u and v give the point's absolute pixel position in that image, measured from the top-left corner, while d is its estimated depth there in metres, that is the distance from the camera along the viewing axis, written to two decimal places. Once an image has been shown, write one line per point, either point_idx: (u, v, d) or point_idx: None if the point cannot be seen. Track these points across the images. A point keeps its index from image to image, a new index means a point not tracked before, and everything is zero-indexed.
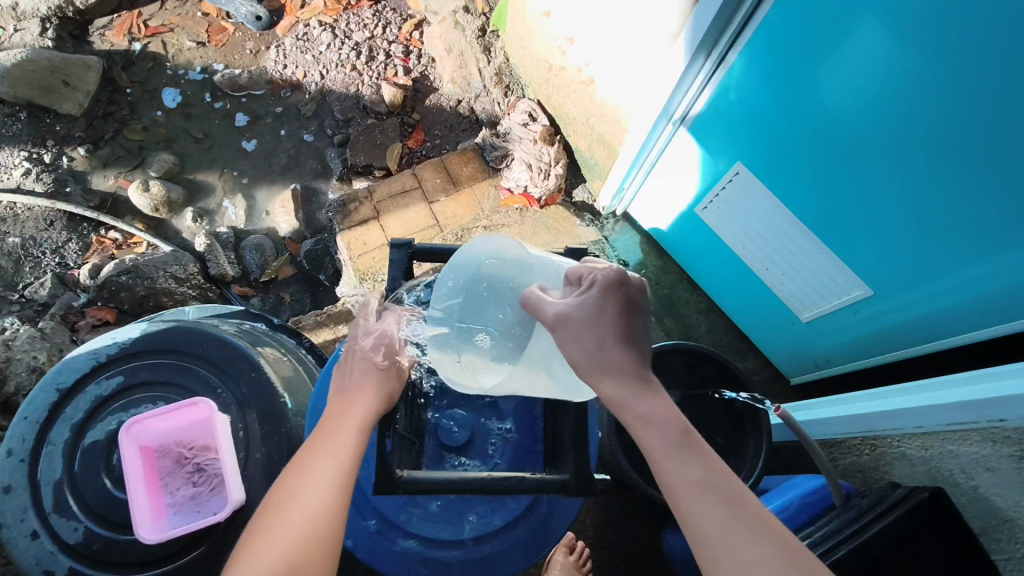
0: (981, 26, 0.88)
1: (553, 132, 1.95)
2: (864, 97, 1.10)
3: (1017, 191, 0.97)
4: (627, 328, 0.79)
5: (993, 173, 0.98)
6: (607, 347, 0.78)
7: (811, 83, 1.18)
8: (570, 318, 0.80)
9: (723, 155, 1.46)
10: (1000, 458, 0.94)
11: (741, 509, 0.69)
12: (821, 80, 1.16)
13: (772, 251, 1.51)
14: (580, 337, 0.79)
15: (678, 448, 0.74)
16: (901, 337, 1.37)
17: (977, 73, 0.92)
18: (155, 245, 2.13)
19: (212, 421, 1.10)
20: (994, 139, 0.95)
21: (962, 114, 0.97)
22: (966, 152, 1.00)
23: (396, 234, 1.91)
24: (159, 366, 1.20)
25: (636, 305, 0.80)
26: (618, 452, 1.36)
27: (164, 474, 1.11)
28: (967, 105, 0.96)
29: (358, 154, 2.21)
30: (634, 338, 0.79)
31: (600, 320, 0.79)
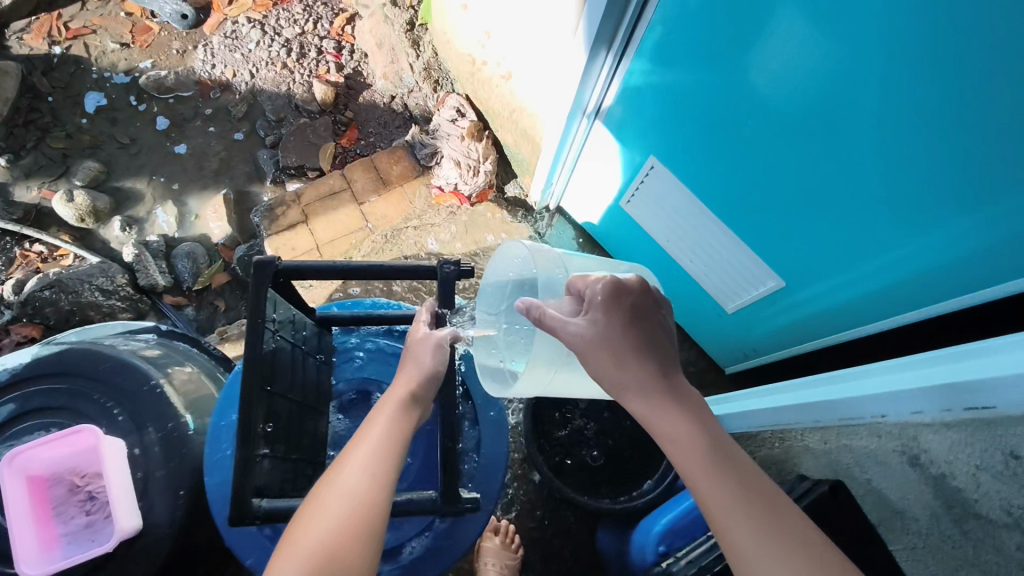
0: (884, 19, 0.85)
1: (481, 128, 1.91)
2: (769, 85, 1.08)
3: (921, 187, 0.97)
4: (640, 336, 0.84)
5: (898, 159, 0.97)
6: (627, 360, 0.83)
7: (718, 74, 1.16)
8: (588, 340, 0.83)
9: (638, 148, 1.44)
10: (887, 453, 0.92)
11: (777, 529, 0.74)
12: (727, 71, 1.14)
13: (693, 243, 1.50)
14: (602, 354, 0.83)
15: (712, 467, 0.79)
16: (818, 325, 1.39)
17: (875, 55, 0.89)
18: (82, 257, 2.08)
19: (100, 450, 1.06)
20: (900, 135, 0.94)
21: (870, 107, 0.95)
22: (874, 147, 0.99)
23: (325, 238, 1.87)
24: (52, 391, 1.15)
25: (639, 311, 0.85)
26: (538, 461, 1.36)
27: (58, 502, 1.08)
28: (874, 99, 0.94)
29: (289, 155, 2.16)
30: (653, 345, 0.86)
31: (612, 329, 0.84)
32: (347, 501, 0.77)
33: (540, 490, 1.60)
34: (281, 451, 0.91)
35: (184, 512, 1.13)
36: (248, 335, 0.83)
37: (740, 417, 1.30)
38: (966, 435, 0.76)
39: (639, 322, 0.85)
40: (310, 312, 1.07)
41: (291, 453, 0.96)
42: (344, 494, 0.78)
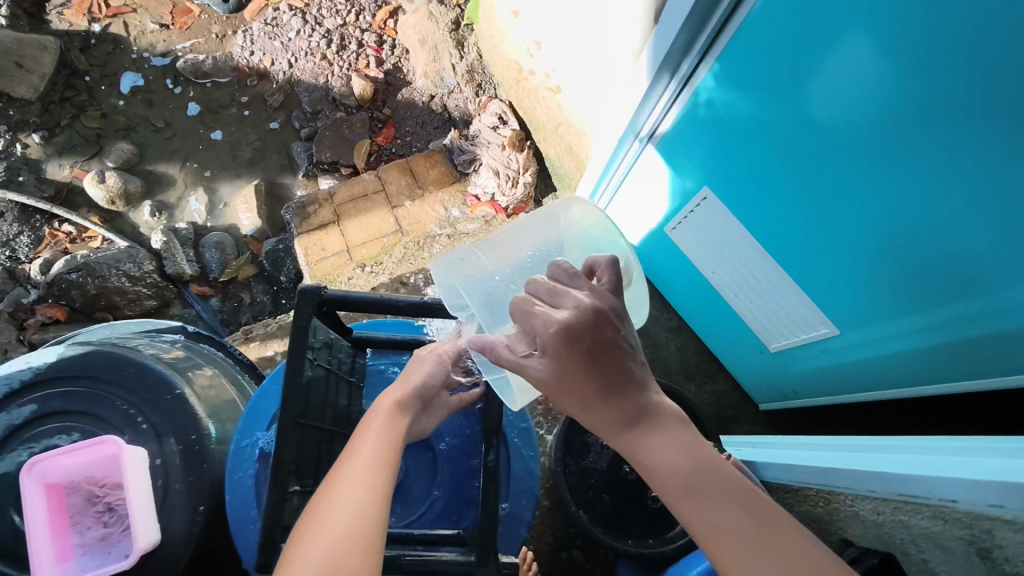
0: (975, 67, 0.78)
1: (523, 137, 1.85)
2: (839, 127, 1.00)
3: (1001, 248, 0.89)
4: (603, 374, 0.77)
5: (976, 217, 0.89)
6: (591, 404, 0.78)
7: (780, 109, 1.08)
8: (544, 384, 0.79)
9: (690, 176, 1.38)
10: (951, 538, 0.86)
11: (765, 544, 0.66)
12: (791, 107, 1.06)
13: (741, 279, 1.43)
14: (565, 398, 0.79)
15: (685, 489, 0.72)
16: (871, 373, 1.32)
17: (961, 107, 0.82)
18: (110, 240, 2.06)
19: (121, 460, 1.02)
20: (979, 190, 0.86)
21: (949, 158, 0.87)
22: (949, 200, 0.91)
23: (356, 240, 1.83)
24: (73, 393, 1.12)
25: (599, 346, 0.78)
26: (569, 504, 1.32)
27: (76, 513, 1.05)
28: (952, 150, 0.86)
29: (324, 150, 2.12)
30: (627, 371, 0.79)
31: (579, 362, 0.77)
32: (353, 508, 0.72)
33: (561, 518, 1.56)
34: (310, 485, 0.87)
35: (203, 527, 1.10)
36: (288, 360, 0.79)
37: (783, 468, 1.24)
38: None
39: (602, 356, 0.78)
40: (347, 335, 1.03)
41: (312, 483, 0.92)
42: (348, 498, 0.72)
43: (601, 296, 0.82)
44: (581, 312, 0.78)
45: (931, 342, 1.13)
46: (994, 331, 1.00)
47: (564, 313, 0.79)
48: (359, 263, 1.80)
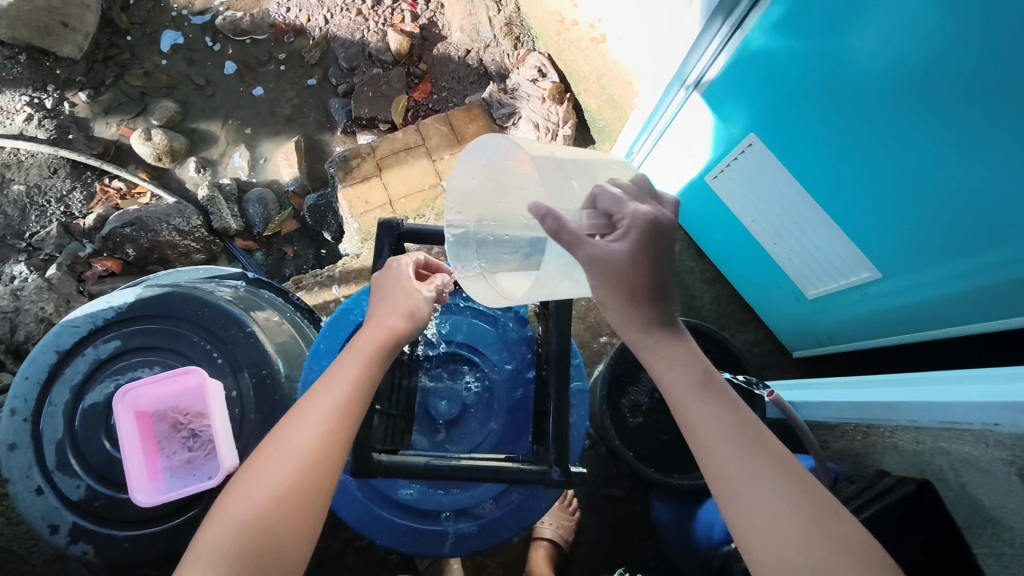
0: None
1: (563, 89, 1.86)
2: (888, 72, 1.02)
3: None
4: (657, 273, 0.84)
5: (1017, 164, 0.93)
6: (640, 300, 0.85)
7: (830, 55, 1.10)
8: (608, 261, 0.81)
9: (736, 123, 1.39)
10: (993, 461, 0.91)
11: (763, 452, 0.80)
12: (840, 52, 1.08)
13: (782, 227, 1.46)
14: (614, 277, 0.82)
15: (698, 389, 0.84)
16: (908, 317, 1.36)
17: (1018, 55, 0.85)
18: (159, 196, 2.13)
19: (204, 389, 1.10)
20: None
21: (1007, 99, 0.89)
22: (1002, 142, 0.93)
23: (399, 193, 1.88)
24: (154, 331, 1.20)
25: (664, 248, 0.84)
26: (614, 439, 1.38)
27: (161, 439, 1.12)
28: (1011, 91, 0.88)
29: (362, 106, 2.16)
30: (650, 284, 0.85)
31: (613, 273, 0.82)
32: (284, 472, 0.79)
33: (602, 458, 1.64)
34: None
35: None
36: None
37: (821, 406, 1.29)
38: None
39: (662, 250, 0.84)
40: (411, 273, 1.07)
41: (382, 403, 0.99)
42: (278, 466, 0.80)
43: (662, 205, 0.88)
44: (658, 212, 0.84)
45: (971, 283, 1.17)
46: None
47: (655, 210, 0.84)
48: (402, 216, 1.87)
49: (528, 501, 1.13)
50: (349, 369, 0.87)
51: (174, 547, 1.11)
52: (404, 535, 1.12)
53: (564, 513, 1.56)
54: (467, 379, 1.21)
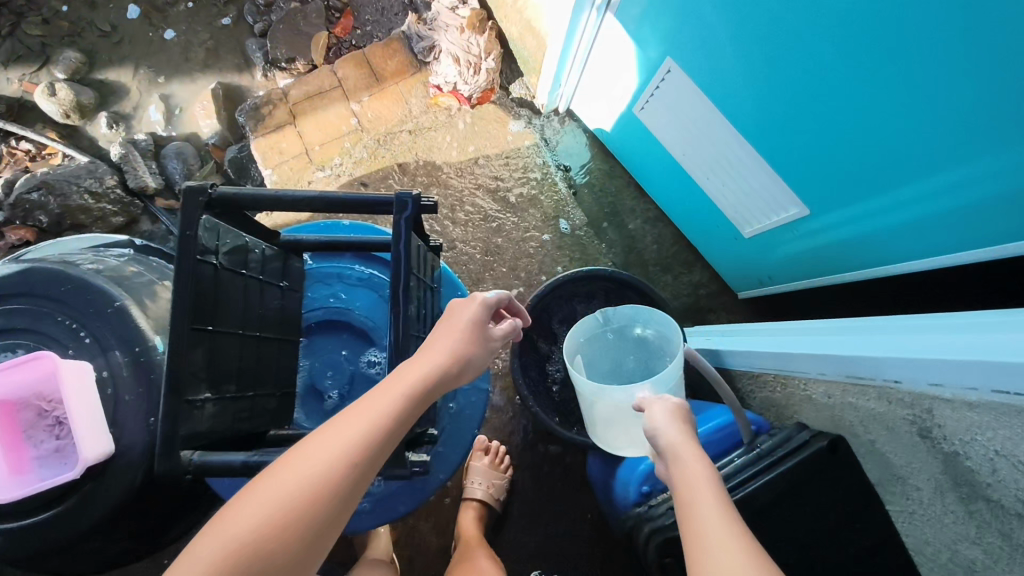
0: None
1: (484, 17, 1.69)
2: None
3: (987, 104, 0.78)
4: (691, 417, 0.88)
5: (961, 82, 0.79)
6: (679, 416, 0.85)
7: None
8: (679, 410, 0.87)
9: (655, 46, 1.24)
10: (896, 419, 0.83)
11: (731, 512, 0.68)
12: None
13: (711, 161, 1.34)
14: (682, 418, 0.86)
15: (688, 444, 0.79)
16: (845, 255, 1.25)
17: None
18: (70, 156, 1.99)
19: (60, 377, 1.01)
20: (970, 35, 0.74)
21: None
22: (933, 52, 0.79)
23: (314, 141, 1.75)
24: (15, 311, 1.11)
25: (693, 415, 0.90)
26: (528, 399, 1.30)
27: (31, 428, 1.06)
28: None
29: (279, 46, 2.00)
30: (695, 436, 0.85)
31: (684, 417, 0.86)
32: (337, 461, 0.63)
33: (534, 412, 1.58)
34: (235, 392, 0.85)
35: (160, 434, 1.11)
36: (175, 263, 0.73)
37: (743, 356, 1.19)
38: (988, 417, 0.66)
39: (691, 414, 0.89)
40: (268, 238, 0.97)
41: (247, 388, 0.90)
42: (333, 454, 0.63)
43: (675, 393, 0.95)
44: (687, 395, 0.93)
45: (908, 220, 1.04)
46: (975, 202, 0.91)
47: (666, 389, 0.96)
48: (320, 167, 1.74)
49: None
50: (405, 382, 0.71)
51: (52, 538, 1.06)
52: None
53: (494, 472, 1.51)
54: (370, 355, 1.14)
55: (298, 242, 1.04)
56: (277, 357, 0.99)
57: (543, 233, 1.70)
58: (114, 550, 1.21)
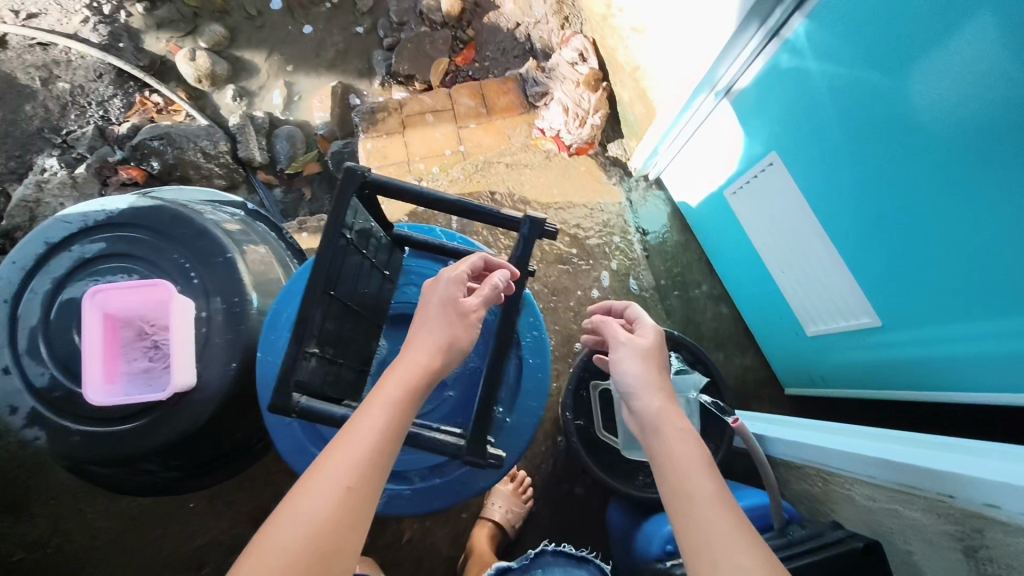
0: None
1: (599, 77, 1.80)
2: (934, 123, 0.92)
3: None
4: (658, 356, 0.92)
5: None
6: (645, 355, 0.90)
7: (879, 88, 0.99)
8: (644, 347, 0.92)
9: (761, 139, 1.32)
10: (940, 534, 0.85)
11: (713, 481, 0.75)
12: (887, 90, 0.98)
13: (791, 255, 1.40)
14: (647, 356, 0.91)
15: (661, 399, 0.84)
16: (905, 372, 1.28)
17: None
18: (192, 117, 2.17)
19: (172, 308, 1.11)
20: None
21: None
22: None
23: (418, 153, 1.87)
24: (137, 240, 1.22)
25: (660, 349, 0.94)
26: (571, 436, 1.35)
27: (125, 345, 1.15)
28: None
29: (403, 62, 2.15)
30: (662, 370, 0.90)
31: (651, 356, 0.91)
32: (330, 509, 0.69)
33: (564, 452, 1.63)
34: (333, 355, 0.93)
35: (234, 381, 1.20)
36: (324, 232, 0.83)
37: (789, 444, 1.23)
38: None
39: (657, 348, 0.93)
40: (385, 227, 1.06)
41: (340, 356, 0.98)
42: (326, 500, 0.69)
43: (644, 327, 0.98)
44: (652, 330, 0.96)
45: (979, 352, 1.08)
46: None
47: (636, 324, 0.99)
48: (417, 177, 1.86)
49: (465, 479, 1.12)
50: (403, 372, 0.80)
51: (119, 451, 1.15)
52: None
53: (516, 498, 1.55)
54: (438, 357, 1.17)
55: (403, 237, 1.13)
56: (364, 338, 1.07)
57: (610, 286, 1.77)
58: (161, 478, 1.28)
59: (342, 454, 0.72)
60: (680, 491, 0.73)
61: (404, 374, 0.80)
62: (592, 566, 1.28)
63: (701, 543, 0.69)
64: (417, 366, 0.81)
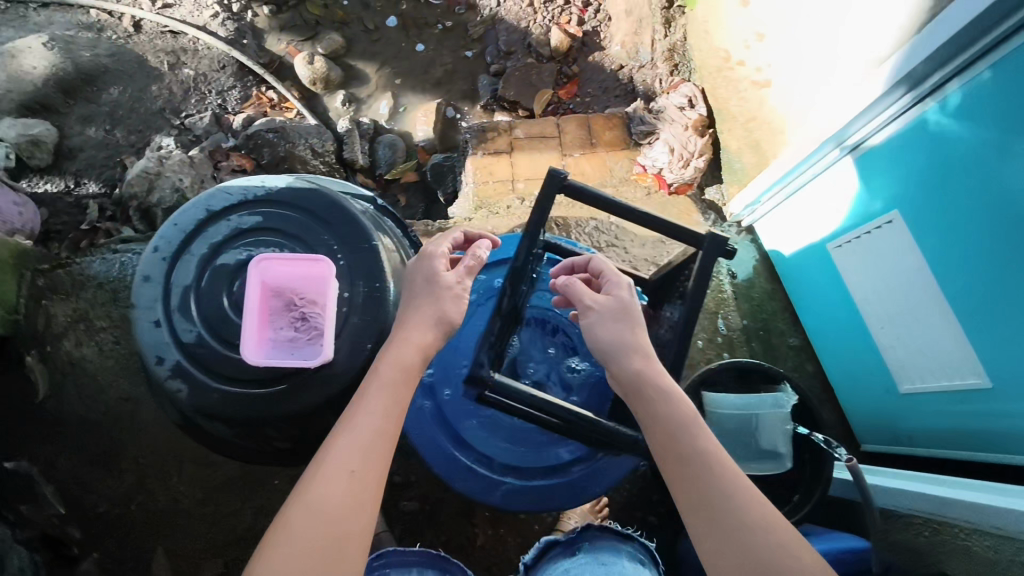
0: None
1: (707, 124, 1.90)
2: None
3: None
4: (621, 319, 1.09)
5: None
6: (620, 320, 1.08)
7: (988, 161, 1.10)
8: (608, 309, 1.10)
9: (880, 198, 1.37)
10: None
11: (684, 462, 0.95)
12: (1012, 162, 1.05)
13: (896, 312, 1.44)
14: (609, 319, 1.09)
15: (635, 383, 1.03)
16: (1000, 442, 1.29)
17: None
18: (303, 115, 2.27)
19: (330, 283, 1.19)
20: None
21: None
22: None
23: (523, 174, 1.96)
24: (291, 218, 1.29)
25: (629, 309, 1.09)
26: None
27: (271, 313, 1.21)
28: None
29: (509, 88, 2.26)
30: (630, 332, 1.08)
31: (619, 314, 1.09)
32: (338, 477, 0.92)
33: (642, 478, 1.65)
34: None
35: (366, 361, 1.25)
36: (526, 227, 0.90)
37: (905, 494, 1.27)
38: None
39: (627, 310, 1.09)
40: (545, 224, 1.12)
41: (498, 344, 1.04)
42: (333, 481, 0.91)
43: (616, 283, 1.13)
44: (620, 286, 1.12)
45: None
46: None
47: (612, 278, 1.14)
48: (520, 197, 1.93)
49: (583, 481, 1.18)
50: (394, 361, 1.05)
51: (253, 413, 1.20)
52: (460, 472, 1.19)
53: (593, 516, 1.58)
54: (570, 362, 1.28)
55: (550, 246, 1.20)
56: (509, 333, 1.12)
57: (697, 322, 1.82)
58: (274, 447, 1.33)
59: (348, 437, 0.96)
60: (673, 453, 0.96)
61: (393, 359, 1.05)
62: (639, 547, 1.31)
63: (697, 483, 0.93)
64: (412, 348, 1.07)
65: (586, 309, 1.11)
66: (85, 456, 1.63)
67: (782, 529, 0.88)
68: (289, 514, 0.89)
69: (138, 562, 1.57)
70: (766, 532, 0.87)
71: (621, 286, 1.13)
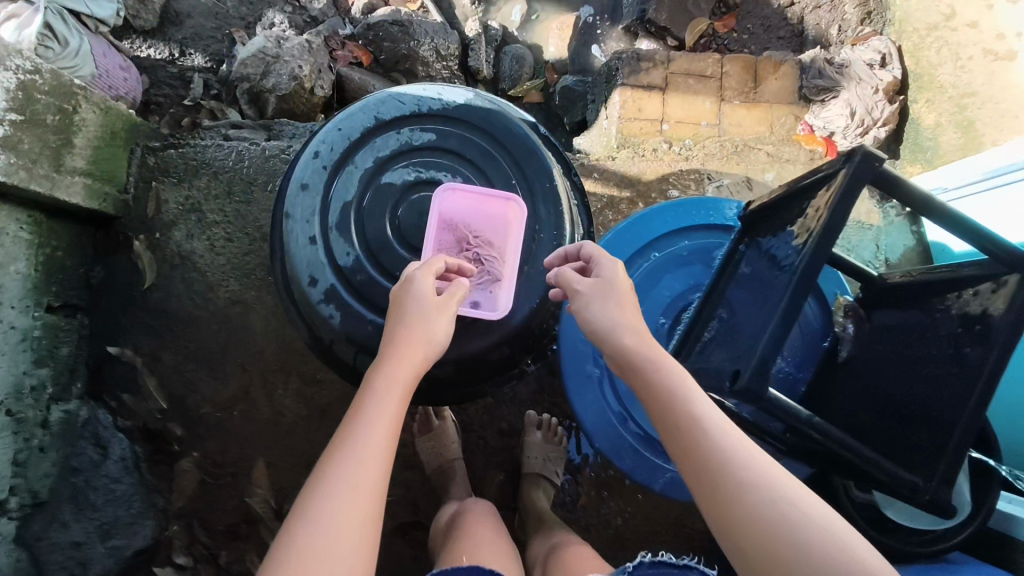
0: None
1: (898, 89, 1.68)
2: None
3: None
4: (617, 292, 0.96)
5: None
6: (614, 295, 0.95)
7: None
8: (602, 287, 0.96)
9: None
10: None
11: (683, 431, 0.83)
12: None
13: None
14: (608, 299, 0.95)
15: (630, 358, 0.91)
16: None
17: None
18: (427, 10, 2.04)
19: (517, 228, 1.10)
20: None
21: None
22: None
23: (674, 115, 1.75)
24: (468, 141, 1.14)
25: (618, 284, 0.97)
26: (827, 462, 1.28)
27: (439, 246, 1.10)
28: None
29: (662, 11, 2.00)
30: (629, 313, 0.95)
31: (616, 293, 0.96)
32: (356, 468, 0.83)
33: None
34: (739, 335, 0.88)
35: (533, 316, 1.11)
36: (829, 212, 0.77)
37: None
38: None
39: (616, 285, 0.97)
40: (785, 198, 0.97)
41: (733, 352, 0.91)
42: (342, 484, 0.81)
43: (598, 260, 0.99)
44: (602, 260, 0.99)
45: None
46: None
47: (591, 254, 1.01)
48: (667, 141, 1.73)
49: None
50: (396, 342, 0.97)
51: None
52: None
53: None
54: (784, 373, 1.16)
55: (755, 223, 1.05)
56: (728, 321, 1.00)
57: None
58: None
59: (348, 456, 0.84)
60: (670, 425, 0.84)
61: (389, 370, 0.93)
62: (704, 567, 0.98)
63: (707, 459, 0.79)
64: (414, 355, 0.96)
65: (575, 293, 0.97)
66: (191, 352, 1.56)
67: (800, 508, 0.74)
68: (301, 512, 0.79)
69: (238, 469, 1.53)
70: (794, 513, 0.73)
71: (612, 265, 0.97)
